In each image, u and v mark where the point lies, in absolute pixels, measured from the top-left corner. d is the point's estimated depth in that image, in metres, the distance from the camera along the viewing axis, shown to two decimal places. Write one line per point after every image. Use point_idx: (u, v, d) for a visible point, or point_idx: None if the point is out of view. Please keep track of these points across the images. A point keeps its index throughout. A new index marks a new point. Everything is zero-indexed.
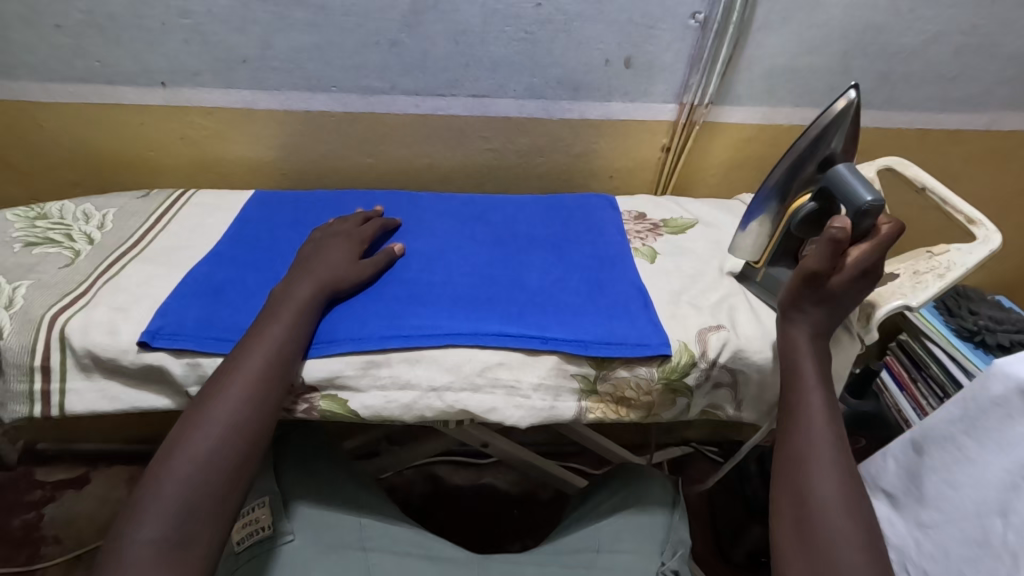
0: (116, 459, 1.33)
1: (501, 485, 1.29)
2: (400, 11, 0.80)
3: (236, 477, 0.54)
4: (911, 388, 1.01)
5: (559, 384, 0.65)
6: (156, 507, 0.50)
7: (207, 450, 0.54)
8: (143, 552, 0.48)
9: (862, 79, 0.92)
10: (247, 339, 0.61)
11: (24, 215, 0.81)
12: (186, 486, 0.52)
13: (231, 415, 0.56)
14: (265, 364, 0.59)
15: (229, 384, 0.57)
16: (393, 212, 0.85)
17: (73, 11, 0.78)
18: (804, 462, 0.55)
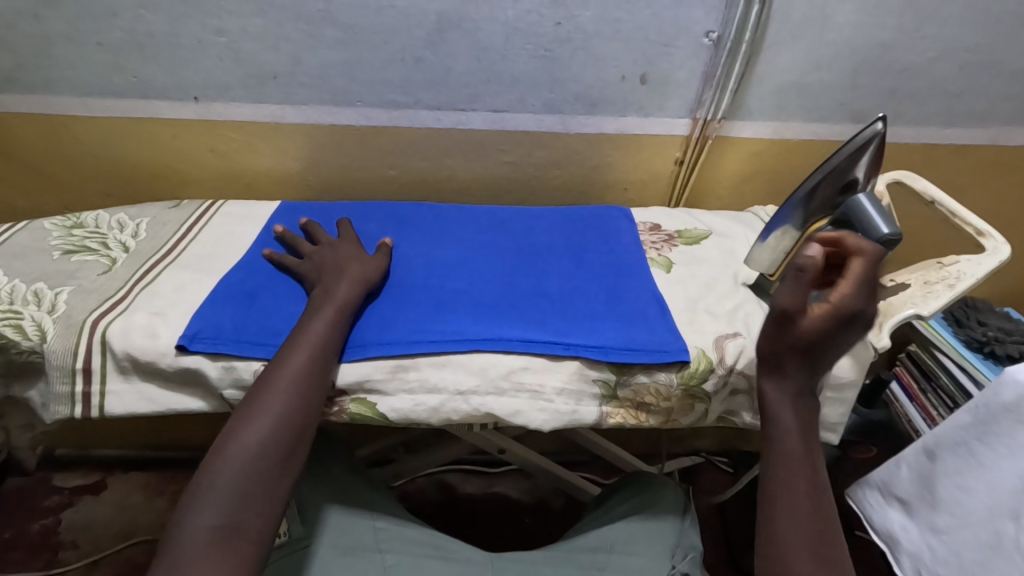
0: (132, 465, 1.35)
1: (511, 493, 1.30)
2: (426, 29, 0.84)
3: (287, 468, 0.58)
4: (920, 399, 1.01)
5: (581, 389, 0.67)
6: (214, 495, 0.54)
7: (258, 442, 0.57)
8: (201, 537, 0.52)
9: (871, 95, 0.94)
10: (293, 336, 0.64)
11: (61, 224, 0.84)
12: (241, 477, 0.55)
13: (280, 409, 0.59)
14: (310, 361, 0.62)
15: (278, 379, 0.61)
16: (416, 222, 0.88)
17: (114, 29, 0.81)
18: (783, 495, 0.56)
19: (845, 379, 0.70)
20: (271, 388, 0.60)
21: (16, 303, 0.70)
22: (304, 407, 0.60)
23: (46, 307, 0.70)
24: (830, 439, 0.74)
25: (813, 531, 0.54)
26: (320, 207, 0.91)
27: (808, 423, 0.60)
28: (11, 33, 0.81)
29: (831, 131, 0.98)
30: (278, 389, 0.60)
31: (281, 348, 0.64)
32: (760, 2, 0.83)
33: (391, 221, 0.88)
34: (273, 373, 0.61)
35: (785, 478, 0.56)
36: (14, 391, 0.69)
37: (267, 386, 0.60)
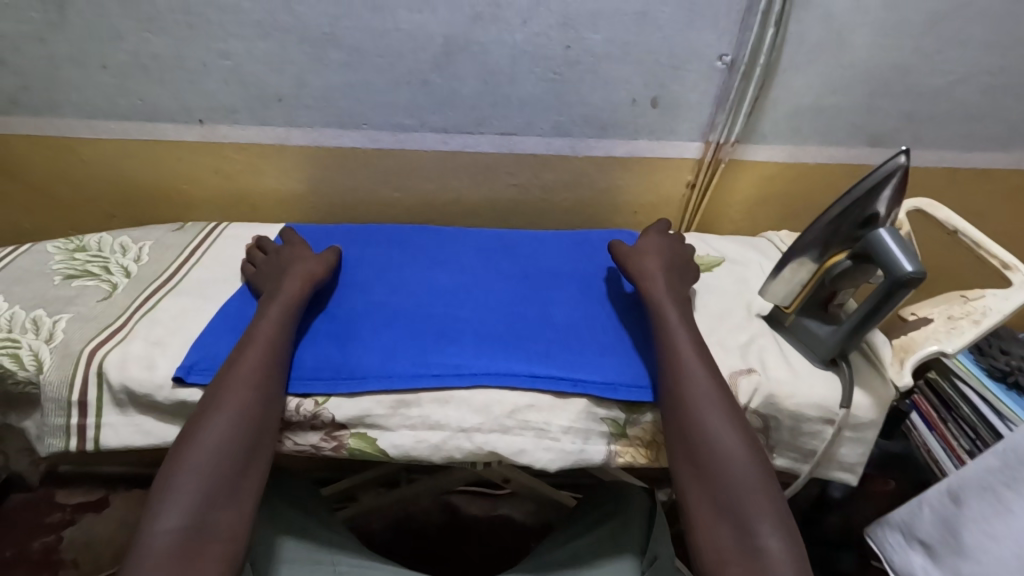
0: (136, 483, 1.33)
1: (514, 515, 1.20)
2: (433, 52, 0.82)
3: (252, 462, 0.58)
4: (942, 429, 0.87)
5: (589, 427, 0.65)
6: (176, 496, 0.54)
7: (220, 439, 0.57)
8: (167, 538, 0.52)
9: (889, 118, 0.92)
10: (245, 339, 0.65)
11: (64, 247, 0.83)
12: (202, 475, 0.55)
13: (242, 406, 0.59)
14: (266, 354, 0.64)
15: (231, 380, 0.61)
16: (416, 246, 0.86)
17: (119, 53, 0.81)
18: (702, 441, 0.59)
19: (865, 419, 0.67)
20: (232, 387, 0.60)
21: (14, 331, 0.69)
22: (267, 399, 0.61)
23: (44, 336, 0.69)
24: (850, 480, 0.70)
25: (744, 474, 0.57)
26: (318, 232, 0.89)
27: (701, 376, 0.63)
28: (17, 57, 0.81)
29: (847, 155, 0.96)
30: (237, 384, 0.61)
31: (233, 351, 0.64)
32: (774, 26, 0.81)
33: (393, 247, 0.86)
34: (231, 368, 0.62)
35: (703, 429, 0.59)
36: (11, 420, 0.68)
37: (226, 387, 0.61)
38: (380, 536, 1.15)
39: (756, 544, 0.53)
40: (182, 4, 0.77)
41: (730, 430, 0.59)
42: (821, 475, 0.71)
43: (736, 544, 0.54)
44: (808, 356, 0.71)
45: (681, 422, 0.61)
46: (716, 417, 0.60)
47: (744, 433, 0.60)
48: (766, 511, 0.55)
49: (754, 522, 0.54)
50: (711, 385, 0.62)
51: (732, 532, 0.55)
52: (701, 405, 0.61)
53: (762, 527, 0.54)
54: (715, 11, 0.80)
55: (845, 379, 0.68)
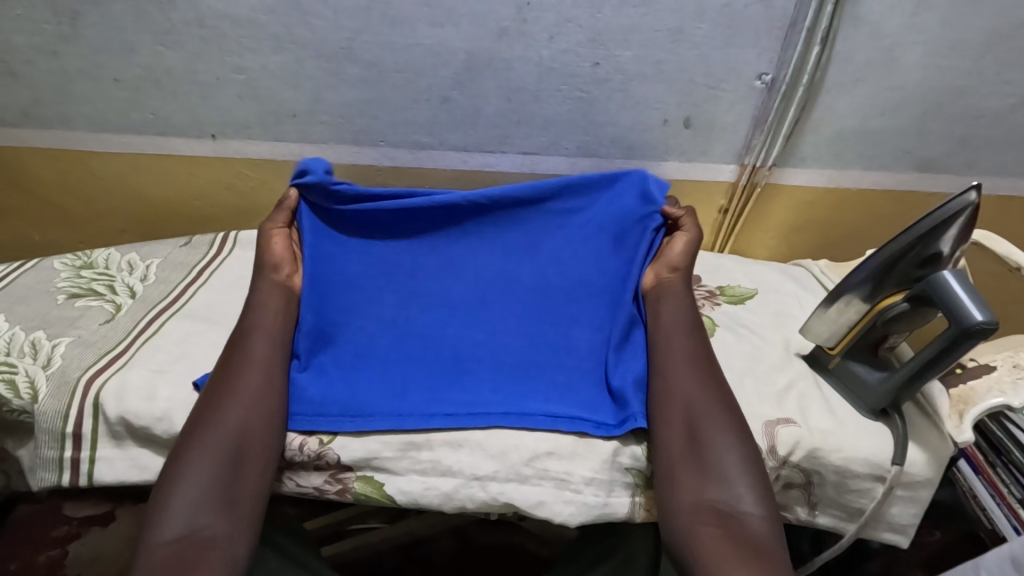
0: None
1: (536, 551, 0.99)
2: (454, 68, 0.78)
3: (248, 467, 0.56)
4: (988, 472, 0.71)
5: (613, 478, 0.60)
6: (173, 509, 0.52)
7: (219, 439, 0.56)
8: (161, 551, 0.50)
9: (940, 143, 0.85)
10: (232, 341, 0.64)
11: (71, 264, 0.81)
12: (194, 486, 0.53)
13: (238, 403, 0.59)
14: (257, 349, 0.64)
15: (222, 388, 0.60)
16: (428, 240, 0.76)
17: (133, 66, 0.78)
18: (691, 405, 0.60)
19: (919, 477, 0.61)
20: (227, 385, 0.60)
21: (11, 354, 0.66)
22: (258, 399, 0.60)
23: (41, 361, 0.66)
24: (900, 542, 0.64)
25: (729, 441, 0.57)
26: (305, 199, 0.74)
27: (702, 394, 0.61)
28: (30, 70, 0.79)
29: (892, 181, 0.89)
30: (228, 387, 0.60)
31: (222, 352, 0.64)
32: (820, 43, 0.76)
33: (400, 239, 0.74)
34: (223, 365, 0.62)
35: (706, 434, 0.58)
36: (7, 447, 0.66)
37: (217, 397, 0.59)
38: (378, 559, 0.97)
39: (736, 506, 0.54)
40: (197, 16, 0.74)
41: (720, 400, 0.60)
42: (867, 535, 0.65)
43: (716, 505, 0.54)
44: (854, 403, 0.66)
45: (671, 394, 0.61)
46: (705, 388, 0.61)
47: (733, 404, 0.60)
48: (748, 477, 0.55)
49: (736, 483, 0.55)
50: (705, 363, 0.64)
51: (711, 489, 0.55)
52: (693, 380, 0.62)
53: (742, 491, 0.54)
54: (756, 28, 0.75)
55: (897, 433, 0.62)
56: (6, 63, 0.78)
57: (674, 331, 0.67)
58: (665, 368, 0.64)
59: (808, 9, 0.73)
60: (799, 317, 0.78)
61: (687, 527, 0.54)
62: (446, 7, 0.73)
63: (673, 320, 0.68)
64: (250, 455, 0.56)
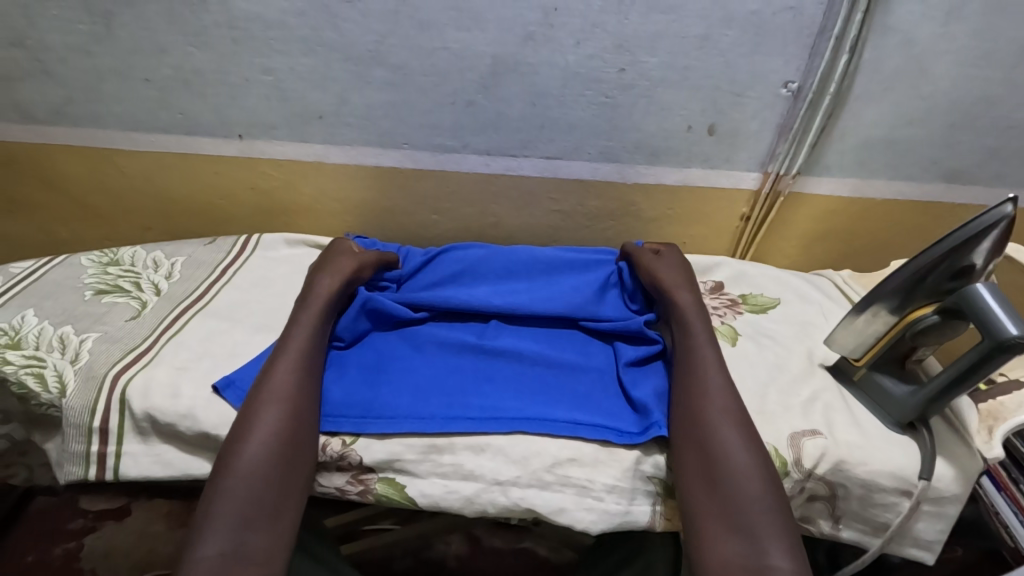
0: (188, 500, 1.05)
1: (547, 557, 0.98)
2: (480, 72, 0.79)
3: (291, 481, 0.54)
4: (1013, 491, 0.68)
5: (635, 486, 0.59)
6: (215, 523, 0.50)
7: (269, 448, 0.55)
8: (205, 567, 0.48)
9: (969, 153, 0.84)
10: (280, 350, 0.64)
11: (98, 260, 0.82)
12: (236, 500, 0.51)
13: (287, 414, 0.58)
14: (304, 363, 0.63)
15: (267, 397, 0.59)
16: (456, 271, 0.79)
17: (163, 66, 0.79)
18: (711, 443, 0.56)
19: (947, 493, 0.60)
20: (274, 394, 0.59)
21: (40, 348, 0.67)
22: (307, 414, 0.59)
23: (69, 355, 0.67)
24: (926, 558, 0.63)
25: (755, 483, 0.53)
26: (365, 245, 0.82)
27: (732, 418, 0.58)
28: (63, 68, 0.80)
29: (918, 191, 0.89)
30: (273, 397, 0.59)
31: (266, 361, 0.63)
32: (848, 51, 0.75)
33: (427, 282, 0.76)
34: (268, 376, 0.61)
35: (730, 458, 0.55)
36: (34, 439, 0.67)
37: (261, 407, 0.58)
38: (389, 562, 0.96)
39: (763, 560, 0.49)
40: (228, 18, 0.75)
41: (744, 436, 0.57)
42: (891, 550, 0.64)
43: (740, 560, 0.49)
44: (881, 417, 0.65)
45: (693, 429, 0.58)
46: (728, 421, 0.58)
47: (756, 440, 0.57)
48: (774, 525, 0.51)
49: (764, 538, 0.50)
50: (729, 397, 0.60)
51: (738, 544, 0.50)
52: (719, 414, 0.58)
53: (771, 544, 0.49)
54: (784, 36, 0.75)
55: (924, 447, 0.61)
56: (41, 61, 0.79)
57: (693, 351, 0.65)
58: (685, 398, 0.61)
59: (837, 17, 0.73)
60: (823, 327, 0.77)
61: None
62: (474, 12, 0.74)
63: (689, 345, 0.66)
64: (298, 468, 0.56)
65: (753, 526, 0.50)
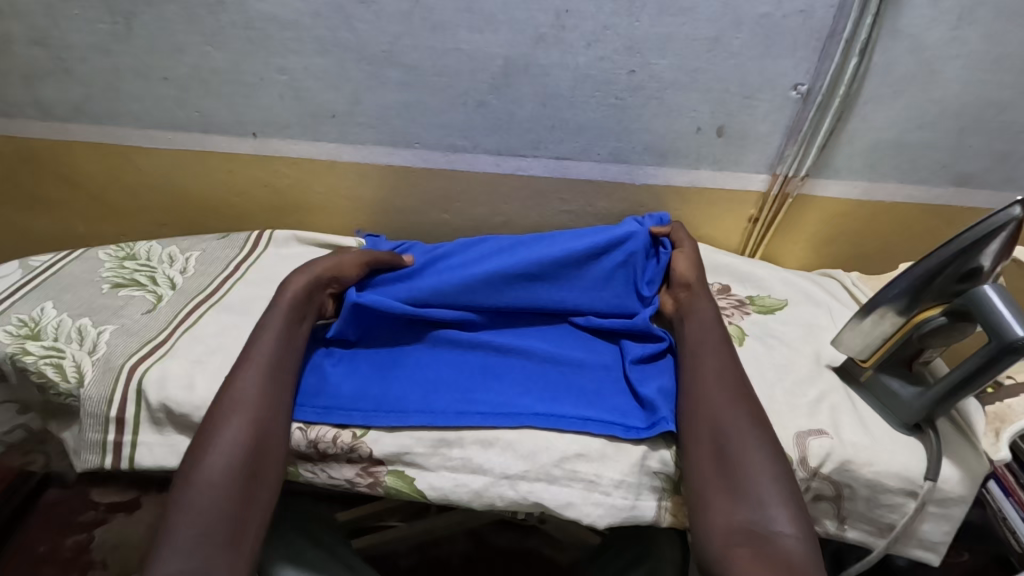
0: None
1: (552, 556, 0.99)
2: (492, 73, 0.80)
3: (251, 496, 0.54)
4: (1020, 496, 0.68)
5: (641, 481, 0.60)
6: (172, 541, 0.49)
7: (229, 460, 0.54)
8: None
9: (980, 157, 0.84)
10: (246, 354, 0.62)
11: (114, 254, 0.84)
12: (196, 516, 0.51)
13: (251, 420, 0.57)
14: (273, 365, 0.62)
15: (234, 406, 0.58)
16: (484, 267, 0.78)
17: (180, 65, 0.81)
18: (720, 420, 0.58)
19: (953, 494, 0.60)
20: (239, 398, 0.58)
21: (59, 339, 0.69)
22: (270, 424, 0.58)
23: (87, 347, 0.68)
24: (931, 560, 0.63)
25: (761, 457, 0.55)
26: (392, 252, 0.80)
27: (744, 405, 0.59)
28: (83, 66, 0.82)
29: (928, 195, 0.89)
30: (236, 411, 0.57)
31: (236, 360, 0.62)
32: (858, 54, 0.76)
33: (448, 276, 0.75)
34: (235, 380, 0.60)
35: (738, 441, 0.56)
36: (52, 429, 0.68)
37: (225, 417, 0.57)
38: (394, 559, 0.97)
39: (768, 526, 0.51)
40: (244, 18, 0.76)
41: (752, 415, 0.59)
42: (896, 551, 0.64)
43: (748, 527, 0.51)
44: (888, 418, 0.65)
45: (703, 408, 0.60)
46: (735, 402, 0.59)
47: (763, 420, 0.59)
48: (780, 490, 0.53)
49: (769, 504, 0.52)
50: (738, 379, 0.62)
51: (744, 513, 0.52)
52: (725, 395, 0.60)
53: (775, 511, 0.51)
54: (794, 39, 0.75)
55: (931, 448, 0.61)
56: (61, 60, 0.81)
57: (701, 346, 0.67)
58: (695, 380, 0.63)
59: (848, 20, 0.73)
60: (830, 329, 0.77)
61: (718, 551, 0.51)
62: (486, 14, 0.75)
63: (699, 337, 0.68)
64: (260, 481, 0.55)
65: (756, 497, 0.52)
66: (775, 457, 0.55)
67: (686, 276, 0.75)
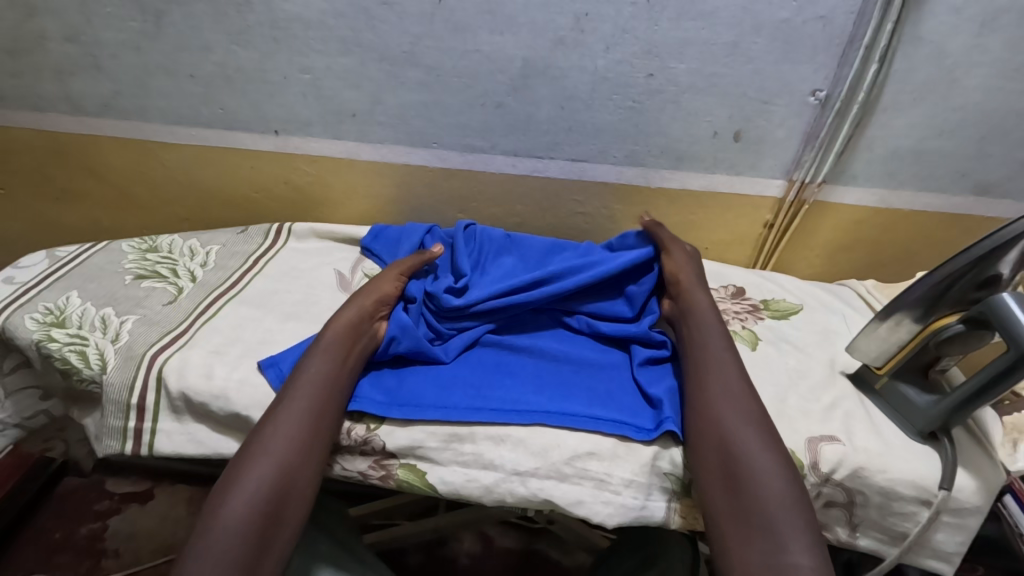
0: (209, 485, 1.10)
1: (558, 560, 0.99)
2: (511, 74, 0.81)
3: (284, 513, 0.54)
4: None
5: (651, 482, 0.60)
6: (206, 554, 0.50)
7: (251, 506, 0.52)
8: None
9: (1001, 166, 0.83)
10: (286, 392, 0.60)
11: (137, 246, 0.86)
12: (231, 533, 0.51)
13: (292, 462, 0.56)
14: (314, 403, 0.59)
15: (276, 425, 0.58)
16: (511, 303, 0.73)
17: (206, 63, 0.83)
18: (733, 440, 0.57)
19: (968, 504, 0.59)
20: (281, 439, 0.57)
21: (83, 327, 0.70)
22: (310, 446, 0.57)
23: (110, 335, 0.70)
24: (945, 571, 0.62)
25: (777, 480, 0.54)
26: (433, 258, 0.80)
27: (764, 432, 0.58)
28: (111, 63, 0.84)
29: (947, 203, 0.88)
30: (277, 433, 0.57)
31: (277, 398, 0.60)
32: (878, 60, 0.76)
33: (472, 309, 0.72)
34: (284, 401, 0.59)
35: (750, 465, 0.55)
36: (73, 415, 0.70)
37: (265, 437, 0.57)
38: (401, 557, 0.98)
39: (784, 556, 0.50)
40: (270, 18, 0.78)
41: (767, 436, 0.57)
42: (908, 561, 0.63)
43: (761, 554, 0.50)
44: (902, 426, 0.64)
45: (710, 425, 0.59)
46: (749, 423, 0.58)
47: (778, 443, 0.57)
48: (795, 519, 0.51)
49: (784, 532, 0.51)
50: (750, 399, 0.60)
51: (755, 541, 0.51)
52: (740, 415, 0.59)
53: (793, 541, 0.50)
54: (813, 44, 0.75)
55: (945, 457, 0.61)
56: (92, 56, 0.84)
57: (707, 356, 0.65)
58: (701, 390, 0.62)
59: (868, 27, 0.73)
60: (845, 337, 0.77)
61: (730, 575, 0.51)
62: (507, 16, 0.76)
63: (705, 350, 0.66)
64: (278, 529, 0.53)
65: (770, 525, 0.51)
66: (794, 487, 0.53)
67: (677, 274, 0.74)
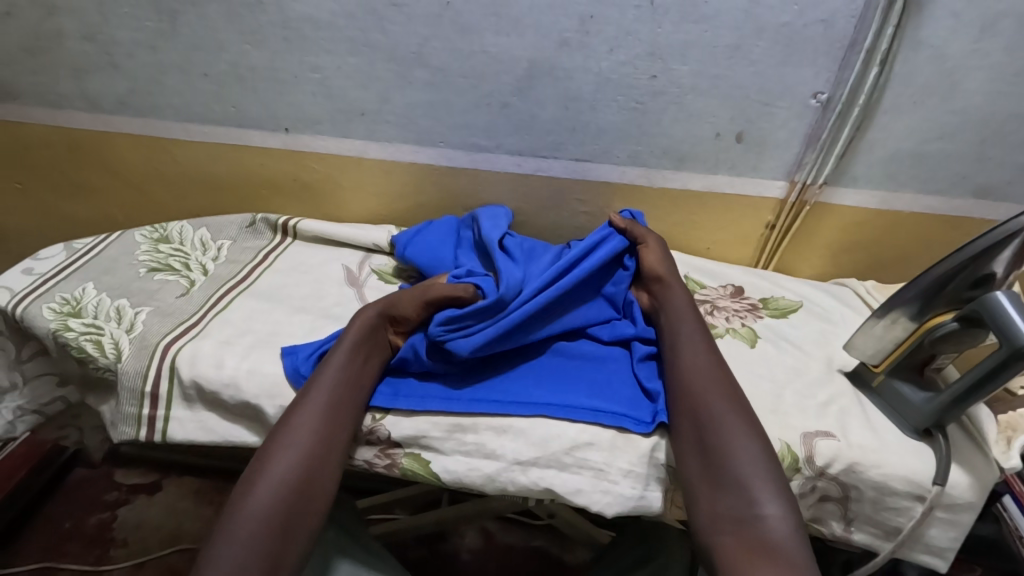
0: (215, 477, 1.12)
1: (559, 555, 1.00)
2: (516, 75, 0.82)
3: (304, 502, 0.55)
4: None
5: (649, 472, 0.61)
6: (229, 539, 0.52)
7: (272, 494, 0.54)
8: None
9: (1001, 168, 0.84)
10: (303, 390, 0.62)
11: (149, 237, 0.88)
12: (252, 520, 0.53)
13: (307, 449, 0.58)
14: (334, 399, 0.61)
15: (296, 416, 0.60)
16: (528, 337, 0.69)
17: (219, 62, 0.85)
18: (710, 413, 0.59)
19: (961, 500, 0.60)
20: (298, 429, 0.59)
21: (99, 317, 0.72)
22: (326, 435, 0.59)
23: (125, 325, 0.72)
24: (938, 566, 0.63)
25: (751, 447, 0.56)
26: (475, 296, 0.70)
27: (739, 403, 0.60)
28: (128, 61, 0.86)
29: (947, 206, 0.89)
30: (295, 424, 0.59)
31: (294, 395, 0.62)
32: (878, 64, 0.77)
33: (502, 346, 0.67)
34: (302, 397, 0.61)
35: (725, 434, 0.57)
36: (89, 402, 0.72)
37: (286, 428, 0.59)
38: (405, 551, 1.00)
39: (760, 519, 0.52)
40: (283, 18, 0.80)
41: (741, 408, 0.59)
42: (902, 555, 0.64)
43: (739, 518, 0.52)
44: (897, 423, 0.66)
45: (686, 398, 0.61)
46: (725, 398, 0.60)
47: (752, 415, 0.59)
48: (768, 482, 0.54)
49: (760, 496, 0.53)
50: (725, 374, 0.63)
51: (731, 506, 0.53)
52: (715, 390, 0.61)
53: (768, 502, 0.52)
54: (814, 47, 0.77)
55: (939, 454, 0.61)
56: (109, 55, 0.86)
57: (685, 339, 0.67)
58: (681, 371, 0.64)
59: (868, 31, 0.74)
60: (841, 335, 0.78)
61: (710, 542, 0.53)
62: (513, 18, 0.78)
63: (684, 334, 0.68)
64: (303, 519, 0.55)
65: (744, 488, 0.53)
66: (769, 458, 0.55)
67: (656, 269, 0.76)
